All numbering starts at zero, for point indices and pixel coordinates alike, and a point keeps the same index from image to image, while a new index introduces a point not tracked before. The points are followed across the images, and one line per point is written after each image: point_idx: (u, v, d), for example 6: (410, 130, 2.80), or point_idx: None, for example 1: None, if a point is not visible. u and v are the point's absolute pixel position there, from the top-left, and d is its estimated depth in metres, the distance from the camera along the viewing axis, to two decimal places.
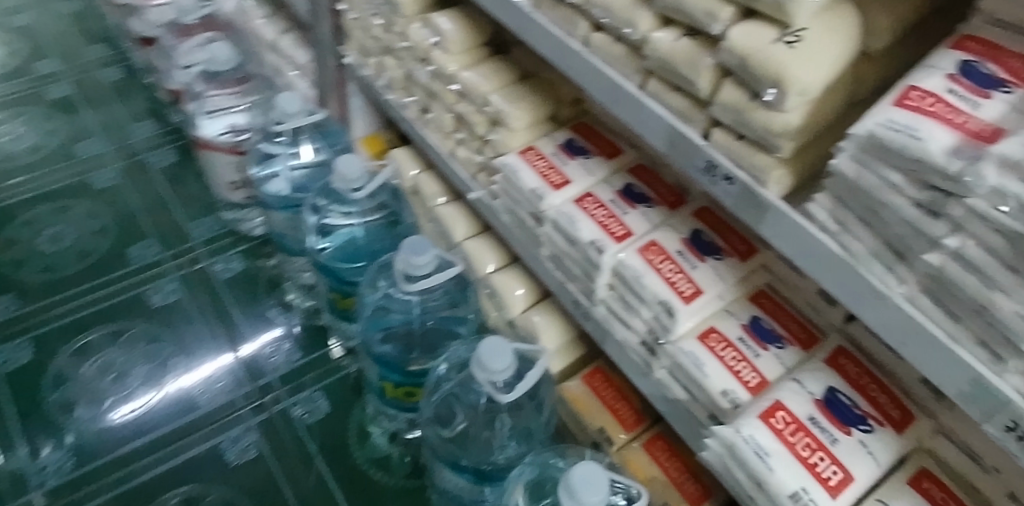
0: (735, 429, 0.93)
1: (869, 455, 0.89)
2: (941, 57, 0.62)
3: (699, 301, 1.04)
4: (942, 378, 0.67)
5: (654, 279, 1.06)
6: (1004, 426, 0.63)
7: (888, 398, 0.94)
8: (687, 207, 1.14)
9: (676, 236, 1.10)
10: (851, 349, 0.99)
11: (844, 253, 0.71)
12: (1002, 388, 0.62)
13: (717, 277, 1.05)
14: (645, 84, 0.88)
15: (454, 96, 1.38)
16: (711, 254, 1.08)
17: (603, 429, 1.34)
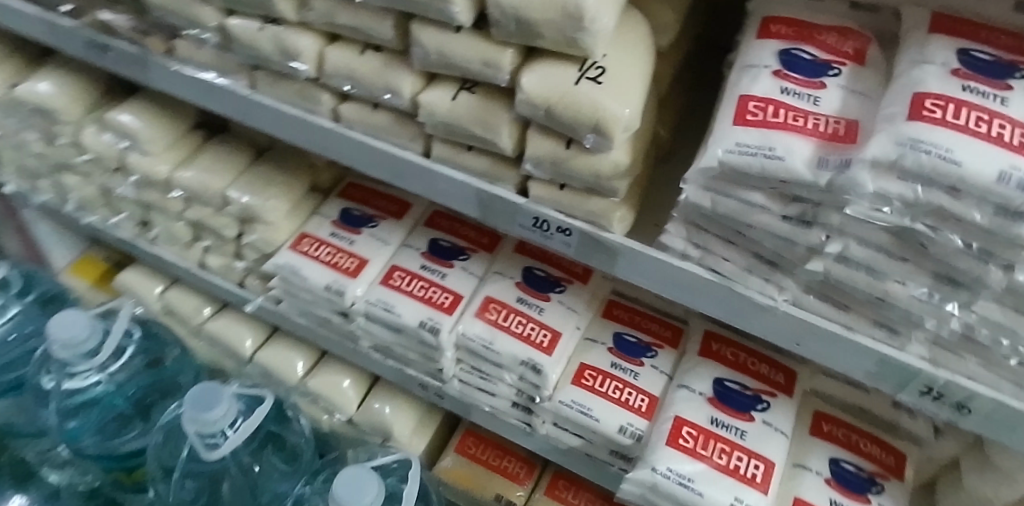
0: (650, 466, 0.85)
1: (776, 432, 0.88)
2: (757, 51, 0.56)
3: (559, 345, 0.93)
4: (847, 365, 0.66)
5: (505, 340, 0.93)
6: (918, 392, 0.63)
7: (768, 365, 0.93)
8: (506, 244, 1.02)
9: (508, 282, 0.97)
10: (717, 329, 0.97)
11: (718, 276, 0.66)
12: (911, 361, 0.62)
13: (568, 311, 0.96)
14: (429, 149, 0.73)
15: (179, 203, 1.09)
16: (552, 288, 0.97)
17: (500, 496, 1.18)
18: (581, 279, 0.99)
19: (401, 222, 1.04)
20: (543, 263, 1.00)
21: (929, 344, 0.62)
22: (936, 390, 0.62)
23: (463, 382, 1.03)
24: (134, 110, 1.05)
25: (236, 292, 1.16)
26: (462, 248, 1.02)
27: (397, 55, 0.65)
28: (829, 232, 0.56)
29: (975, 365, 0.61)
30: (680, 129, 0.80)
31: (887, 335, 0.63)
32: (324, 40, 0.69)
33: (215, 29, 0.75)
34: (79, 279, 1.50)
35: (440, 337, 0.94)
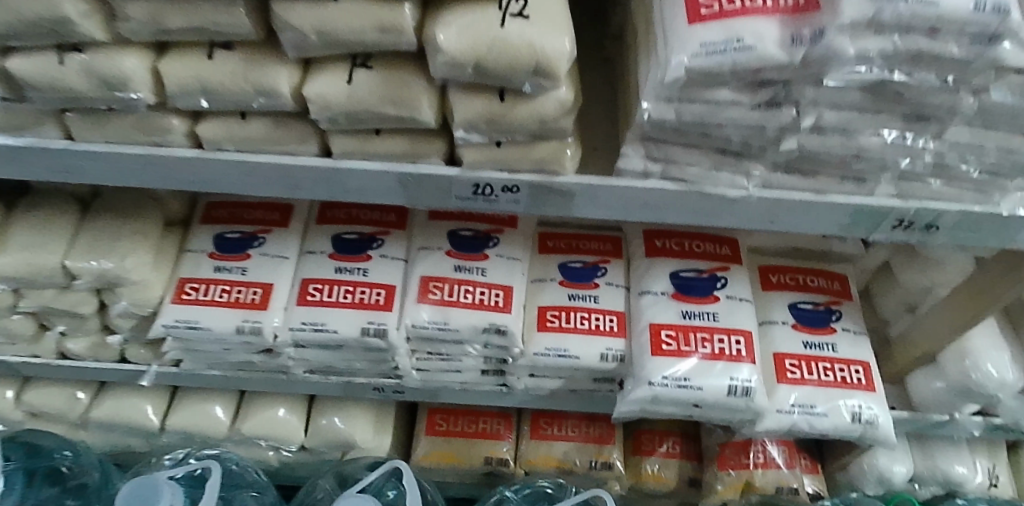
0: (646, 382, 0.82)
1: (742, 302, 0.88)
2: None
3: (515, 299, 0.85)
4: (822, 226, 0.66)
5: (459, 315, 0.83)
6: (890, 227, 0.66)
7: (712, 242, 0.92)
8: (419, 216, 0.92)
9: (439, 254, 0.87)
10: (653, 226, 0.94)
11: (685, 184, 0.63)
12: (883, 200, 0.64)
13: (510, 261, 0.88)
14: (326, 145, 0.66)
15: (8, 296, 0.87)
16: (485, 245, 0.88)
17: (489, 458, 1.04)
18: (510, 224, 0.92)
19: (290, 230, 0.91)
20: (466, 222, 0.90)
21: (893, 179, 0.64)
22: (907, 219, 0.65)
23: (421, 369, 0.91)
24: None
25: (121, 369, 0.96)
26: (372, 236, 0.90)
27: (268, 54, 0.61)
28: (799, 107, 0.55)
29: (937, 185, 0.64)
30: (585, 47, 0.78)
31: (856, 186, 0.64)
32: (149, 56, 0.61)
33: None
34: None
35: (387, 337, 0.83)
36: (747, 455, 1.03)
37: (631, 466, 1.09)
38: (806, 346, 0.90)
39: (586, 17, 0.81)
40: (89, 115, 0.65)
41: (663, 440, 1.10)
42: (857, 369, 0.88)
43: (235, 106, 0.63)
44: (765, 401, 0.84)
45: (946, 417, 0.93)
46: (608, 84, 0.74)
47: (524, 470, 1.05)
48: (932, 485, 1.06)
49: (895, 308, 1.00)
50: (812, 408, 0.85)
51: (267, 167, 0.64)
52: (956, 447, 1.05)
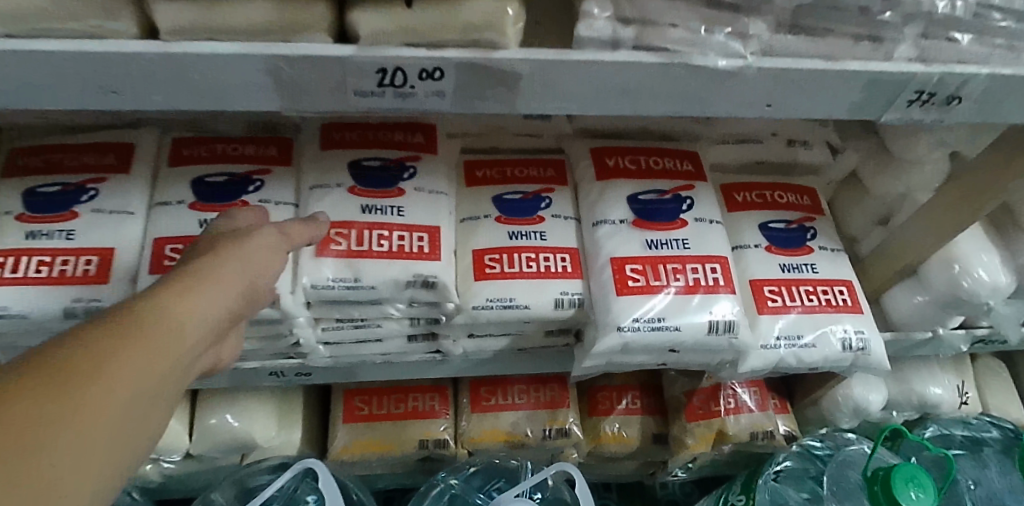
0: (614, 328, 0.67)
1: (712, 224, 0.75)
2: None
3: (443, 243, 0.67)
4: (828, 108, 0.54)
5: (373, 268, 0.64)
6: (905, 104, 0.55)
7: (671, 157, 0.78)
8: (308, 146, 0.70)
9: (341, 193, 0.67)
10: (601, 143, 0.78)
11: (668, 55, 0.47)
12: (903, 64, 0.51)
13: (432, 196, 0.69)
14: (151, 23, 0.44)
15: None
16: (399, 177, 0.69)
17: (424, 442, 0.87)
18: (428, 150, 0.72)
19: (134, 176, 0.66)
20: (371, 151, 0.70)
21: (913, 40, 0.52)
22: (926, 93, 0.53)
23: (330, 344, 0.71)
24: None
25: None
26: (246, 176, 0.67)
27: None
28: None
29: (964, 44, 0.52)
30: None
31: (872, 48, 0.51)
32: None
33: None
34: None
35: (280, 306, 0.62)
36: (716, 402, 0.93)
37: (589, 430, 0.95)
38: (783, 270, 0.78)
39: None
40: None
41: (621, 396, 0.97)
42: (841, 289, 0.78)
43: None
44: (749, 336, 0.72)
45: (929, 334, 0.88)
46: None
47: (467, 450, 0.88)
48: (908, 410, 1.03)
49: (865, 223, 0.92)
50: (799, 339, 0.74)
51: (67, 56, 0.42)
52: (930, 369, 1.03)
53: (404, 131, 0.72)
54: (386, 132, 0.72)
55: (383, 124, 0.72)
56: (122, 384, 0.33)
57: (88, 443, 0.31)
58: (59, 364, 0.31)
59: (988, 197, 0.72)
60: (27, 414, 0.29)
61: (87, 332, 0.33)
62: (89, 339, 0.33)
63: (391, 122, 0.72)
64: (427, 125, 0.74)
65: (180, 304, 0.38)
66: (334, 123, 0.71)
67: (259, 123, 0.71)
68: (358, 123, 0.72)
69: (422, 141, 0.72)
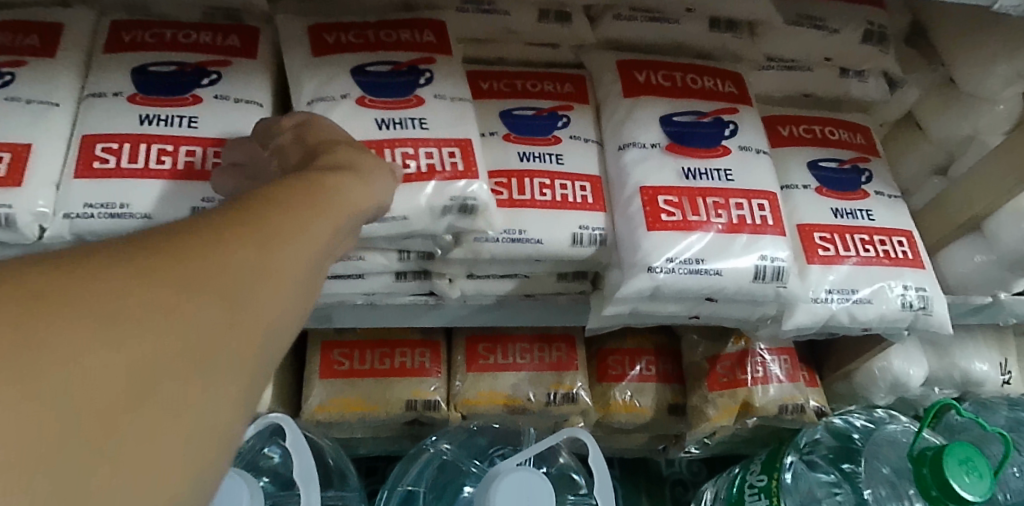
0: (644, 269, 0.56)
1: (759, 154, 0.63)
2: None
3: (479, 158, 0.55)
4: None
5: (402, 195, 0.52)
6: None
7: (711, 77, 0.66)
8: (291, 54, 0.57)
9: (346, 105, 0.55)
10: (630, 57, 0.66)
11: None
12: None
13: (457, 104, 0.57)
14: None
15: None
16: (416, 82, 0.57)
17: (412, 403, 0.76)
18: (441, 50, 0.59)
19: (61, 62, 0.53)
20: (376, 56, 0.58)
21: None
22: None
23: None
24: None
25: None
26: (200, 68, 0.54)
27: None
28: None
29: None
30: None
31: None
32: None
33: None
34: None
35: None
36: (743, 370, 0.82)
37: (598, 397, 0.84)
38: (836, 215, 0.67)
39: None
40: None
41: (635, 361, 0.86)
42: (902, 240, 0.67)
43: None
44: (799, 287, 0.61)
45: (989, 299, 0.77)
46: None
47: (461, 414, 0.77)
48: (948, 387, 0.93)
49: (920, 172, 0.80)
50: (854, 294, 0.63)
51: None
52: (973, 341, 0.93)
53: (407, 30, 0.59)
54: (388, 32, 0.59)
55: (380, 22, 0.60)
56: (307, 253, 0.31)
57: (297, 294, 0.29)
58: (259, 223, 0.29)
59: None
60: (251, 263, 0.27)
61: (277, 199, 0.32)
62: (277, 207, 0.31)
63: (389, 21, 0.60)
64: (432, 20, 0.61)
65: (338, 190, 0.37)
66: (322, 26, 0.59)
67: (218, 10, 0.58)
68: (351, 24, 0.59)
69: (433, 41, 0.59)
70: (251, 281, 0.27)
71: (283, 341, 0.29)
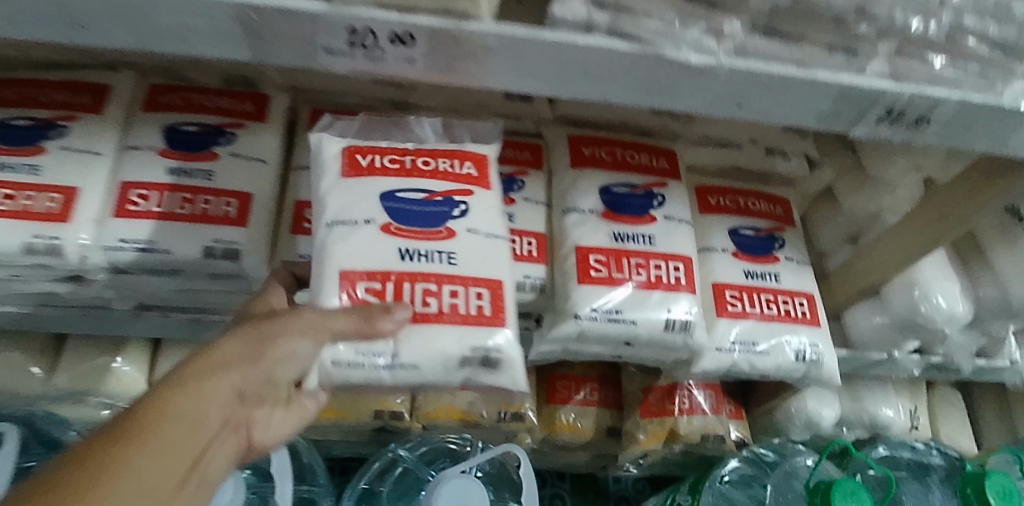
0: (571, 316, 0.68)
1: (681, 223, 0.75)
2: None
3: (508, 307, 0.56)
4: (794, 116, 0.52)
5: (416, 340, 0.52)
6: (875, 120, 0.54)
7: (646, 153, 0.79)
8: (323, 174, 0.58)
9: (371, 232, 0.54)
10: (579, 131, 0.79)
11: (641, 46, 0.46)
12: (871, 81, 0.50)
13: (490, 242, 0.57)
14: None
15: None
16: (450, 214, 0.57)
17: (380, 412, 0.87)
18: (480, 184, 0.60)
19: (106, 118, 0.65)
20: (409, 182, 0.58)
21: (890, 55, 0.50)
22: (897, 109, 0.52)
23: None
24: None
25: None
26: (219, 129, 0.66)
27: None
28: None
29: (939, 65, 0.51)
30: None
31: (846, 60, 0.50)
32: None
33: None
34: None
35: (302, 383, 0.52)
36: (670, 401, 0.94)
37: (545, 416, 0.96)
38: (746, 276, 0.79)
39: None
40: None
41: (580, 387, 0.97)
42: (802, 301, 0.78)
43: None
44: (704, 338, 0.72)
45: (885, 356, 0.86)
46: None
47: (422, 424, 0.89)
48: (859, 429, 1.05)
49: (836, 238, 0.90)
50: (754, 345, 0.75)
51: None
52: (883, 389, 1.05)
53: (447, 159, 0.60)
54: (428, 159, 0.60)
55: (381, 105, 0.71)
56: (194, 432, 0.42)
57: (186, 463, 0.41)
58: (162, 419, 0.41)
59: (956, 219, 0.71)
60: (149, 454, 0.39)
61: (182, 386, 0.43)
62: (179, 397, 0.42)
63: (427, 149, 0.60)
64: (473, 153, 0.62)
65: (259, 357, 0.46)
66: (358, 147, 0.59)
67: (234, 76, 0.70)
68: (384, 147, 0.60)
69: (471, 172, 0.60)
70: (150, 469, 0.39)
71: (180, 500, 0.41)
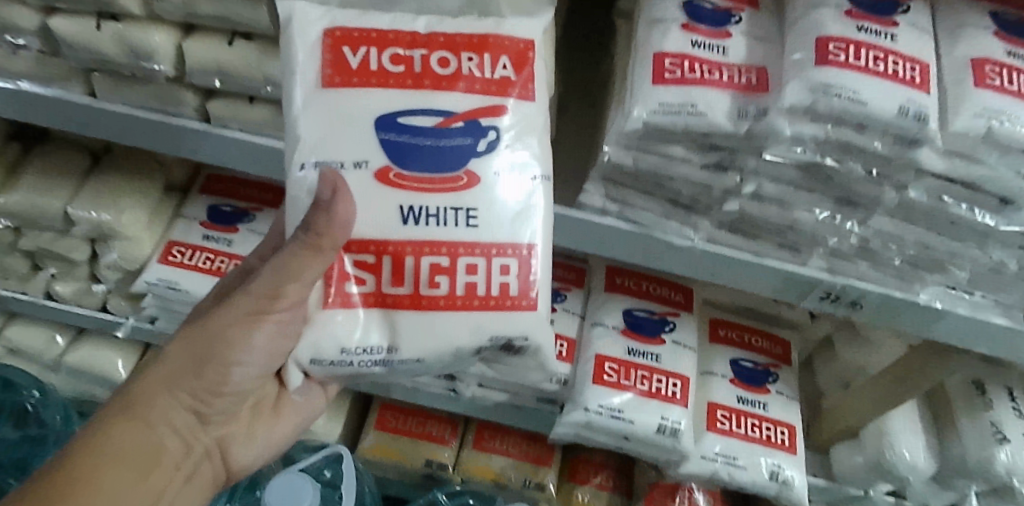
0: (582, 407, 0.87)
1: (686, 348, 0.93)
2: (662, 8, 0.58)
3: (537, 280, 0.47)
4: (756, 287, 0.67)
5: (418, 332, 0.46)
6: (818, 298, 0.67)
7: (667, 287, 0.99)
8: (299, 77, 0.46)
9: (365, 179, 0.45)
10: (617, 263, 1.00)
11: (637, 227, 0.63)
12: (812, 272, 0.65)
13: (526, 184, 0.48)
14: None
15: None
16: (470, 145, 0.46)
17: (430, 461, 1.08)
18: (519, 93, 0.48)
19: None
20: (412, 99, 0.46)
21: (828, 255, 0.65)
22: (835, 294, 0.65)
23: None
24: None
25: (98, 317, 0.84)
26: None
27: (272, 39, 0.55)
28: (742, 175, 0.60)
29: (864, 268, 0.66)
30: (572, 69, 0.76)
31: (791, 254, 0.66)
32: (43, 9, 0.55)
33: (35, 33, 0.55)
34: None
35: (288, 380, 0.50)
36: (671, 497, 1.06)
37: (564, 491, 1.13)
38: (738, 400, 0.94)
39: (599, 46, 0.77)
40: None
41: (598, 472, 1.14)
42: (783, 430, 0.92)
43: (89, 3, 0.52)
44: (690, 445, 0.89)
45: (863, 492, 0.95)
46: (585, 79, 0.75)
47: (460, 478, 1.09)
48: None
49: (832, 381, 1.03)
50: (735, 460, 0.89)
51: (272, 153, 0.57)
52: None
53: (470, 54, 0.47)
54: (446, 57, 0.47)
55: None
56: (168, 420, 0.52)
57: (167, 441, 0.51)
58: (132, 422, 0.50)
59: (917, 379, 0.80)
60: (130, 446, 0.49)
61: (147, 388, 0.51)
62: (154, 398, 0.51)
63: (446, 37, 0.47)
64: (511, 40, 0.48)
65: (228, 345, 0.51)
66: (344, 31, 0.47)
67: None
68: (382, 34, 0.47)
69: (506, 75, 0.48)
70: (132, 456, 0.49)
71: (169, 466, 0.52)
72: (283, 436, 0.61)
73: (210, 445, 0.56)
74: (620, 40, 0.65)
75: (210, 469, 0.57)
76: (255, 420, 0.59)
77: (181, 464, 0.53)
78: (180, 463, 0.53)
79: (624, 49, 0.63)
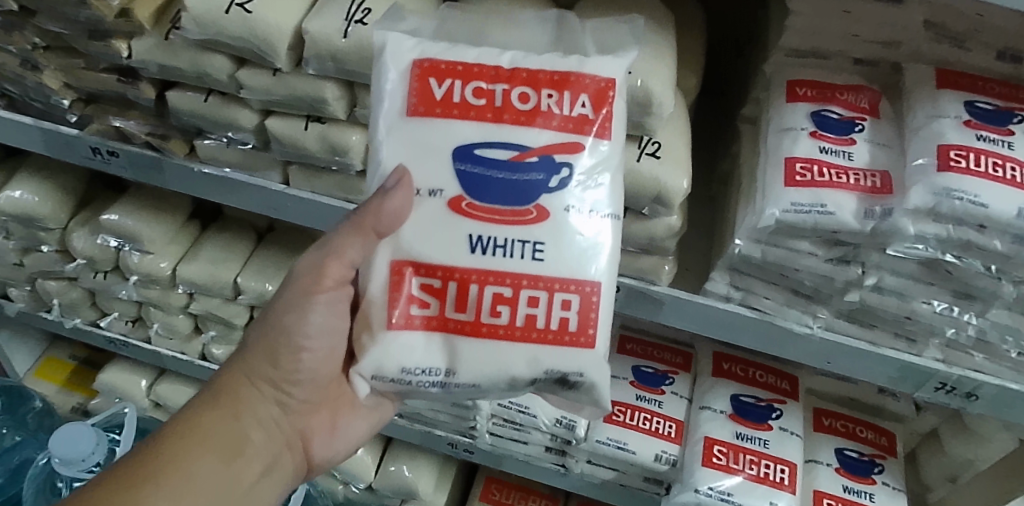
0: (692, 488, 0.84)
1: (794, 436, 0.89)
2: (792, 114, 0.64)
3: (598, 318, 0.50)
4: (872, 375, 0.69)
5: (475, 357, 0.50)
6: (933, 387, 0.68)
7: (772, 374, 0.96)
8: (388, 105, 0.51)
9: (439, 207, 0.49)
10: (724, 349, 0.98)
11: (759, 314, 0.67)
12: (929, 362, 0.67)
13: (594, 221, 0.50)
14: None
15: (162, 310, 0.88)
16: (540, 178, 0.49)
17: None
18: (597, 131, 0.50)
19: None
20: (490, 132, 0.49)
21: (943, 346, 0.68)
22: (951, 384, 0.67)
23: (494, 434, 0.96)
24: (32, 183, 0.80)
25: None
26: None
27: None
28: (864, 267, 0.64)
29: (980, 359, 0.67)
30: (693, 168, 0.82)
31: (907, 344, 0.68)
32: (261, 111, 0.65)
33: (253, 131, 0.66)
34: (48, 384, 1.14)
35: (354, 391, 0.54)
36: None
37: None
38: (844, 489, 0.91)
39: (712, 147, 0.84)
40: (205, 141, 0.68)
41: None
42: None
43: (305, 108, 0.62)
44: None
45: None
46: (705, 180, 0.81)
47: None
48: None
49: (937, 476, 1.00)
50: None
51: None
52: None
53: (550, 91, 0.50)
54: (527, 92, 0.50)
55: None
56: (252, 406, 0.58)
57: (252, 425, 0.58)
58: (222, 406, 0.57)
59: None
60: (220, 428, 0.57)
61: (233, 377, 0.59)
62: (237, 385, 0.58)
63: (528, 73, 0.50)
64: (592, 78, 0.50)
65: (286, 331, 0.57)
66: (432, 63, 0.50)
67: None
68: (467, 68, 0.50)
69: (584, 112, 0.50)
70: (222, 436, 0.56)
71: (257, 449, 0.58)
72: (364, 429, 0.64)
73: (292, 437, 0.61)
74: (747, 142, 0.71)
75: (296, 460, 0.62)
76: (336, 414, 0.62)
77: (266, 450, 0.59)
78: (265, 452, 0.58)
79: (750, 151, 0.69)
